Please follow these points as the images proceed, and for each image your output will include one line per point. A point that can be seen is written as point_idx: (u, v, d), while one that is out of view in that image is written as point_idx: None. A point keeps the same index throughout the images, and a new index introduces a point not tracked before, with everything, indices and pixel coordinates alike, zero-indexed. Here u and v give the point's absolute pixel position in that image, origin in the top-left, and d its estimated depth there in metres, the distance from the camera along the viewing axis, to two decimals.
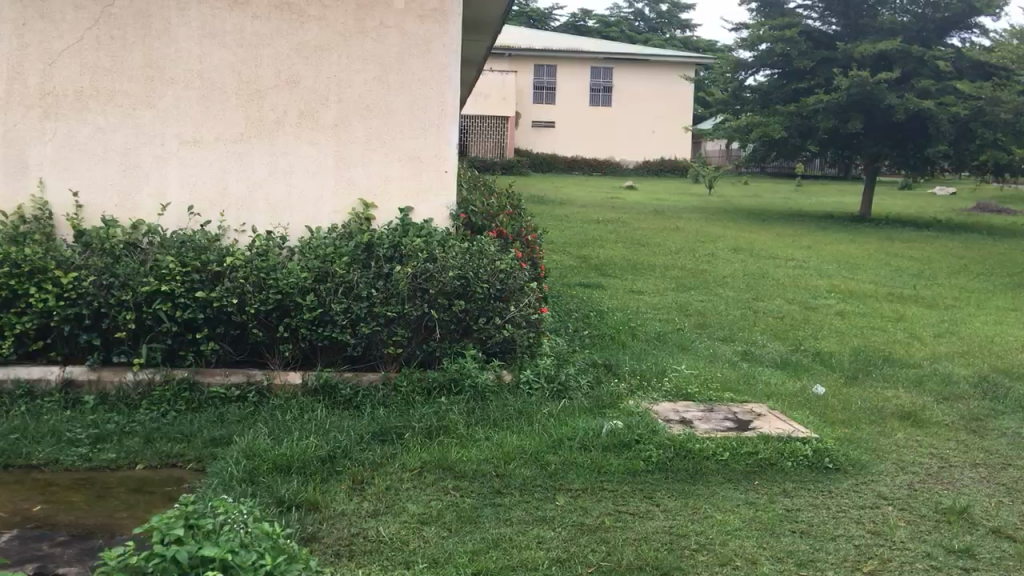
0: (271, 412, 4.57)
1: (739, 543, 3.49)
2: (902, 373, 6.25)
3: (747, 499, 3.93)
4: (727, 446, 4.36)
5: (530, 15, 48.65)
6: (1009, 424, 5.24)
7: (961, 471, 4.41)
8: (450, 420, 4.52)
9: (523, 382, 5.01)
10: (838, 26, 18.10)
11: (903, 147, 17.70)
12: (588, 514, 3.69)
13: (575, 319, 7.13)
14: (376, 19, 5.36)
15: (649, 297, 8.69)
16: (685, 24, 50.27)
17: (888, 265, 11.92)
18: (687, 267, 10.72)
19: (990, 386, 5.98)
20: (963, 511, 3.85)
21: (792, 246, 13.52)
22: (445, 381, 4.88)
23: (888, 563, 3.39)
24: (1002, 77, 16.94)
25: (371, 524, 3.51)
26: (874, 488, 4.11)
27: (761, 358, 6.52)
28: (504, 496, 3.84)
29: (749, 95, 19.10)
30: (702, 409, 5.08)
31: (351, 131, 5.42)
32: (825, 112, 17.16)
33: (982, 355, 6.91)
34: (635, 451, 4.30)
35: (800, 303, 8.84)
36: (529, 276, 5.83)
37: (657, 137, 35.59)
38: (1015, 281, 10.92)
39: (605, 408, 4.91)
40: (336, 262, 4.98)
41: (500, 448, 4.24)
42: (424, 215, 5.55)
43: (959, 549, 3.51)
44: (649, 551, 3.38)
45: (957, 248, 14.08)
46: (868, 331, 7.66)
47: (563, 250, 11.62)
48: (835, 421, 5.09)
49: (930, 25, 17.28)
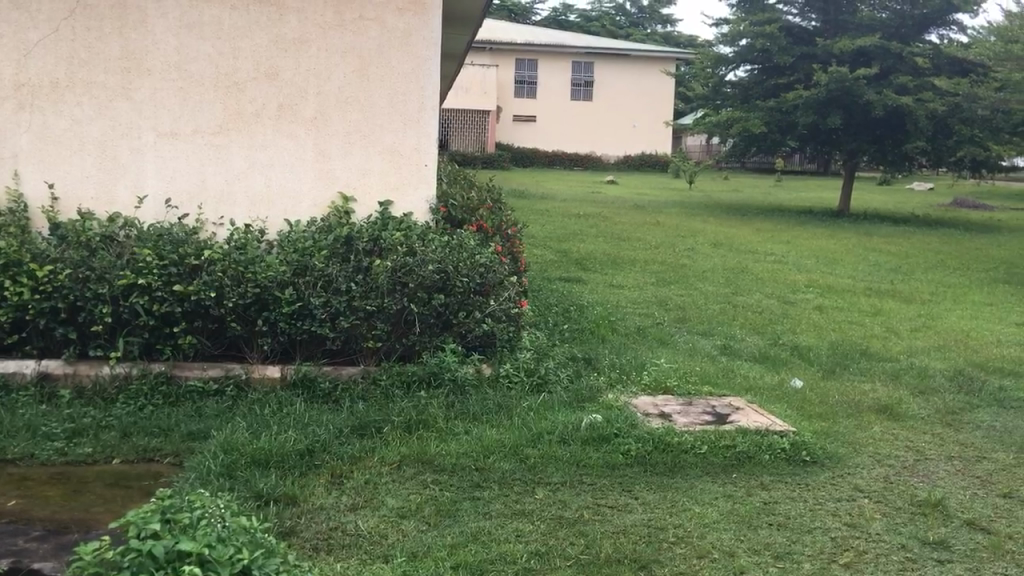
0: (249, 407, 4.55)
1: (718, 536, 3.51)
2: (879, 367, 6.31)
3: (726, 492, 3.96)
4: (705, 439, 4.39)
5: (510, 9, 48.53)
6: (985, 418, 5.30)
7: (936, 464, 4.46)
8: (430, 414, 4.52)
9: (503, 376, 5.02)
10: (818, 22, 18.17)
11: (882, 143, 17.82)
12: (567, 508, 3.70)
13: (555, 314, 7.12)
14: (356, 11, 5.34)
15: (629, 292, 8.70)
16: (666, 18, 50.25)
17: (867, 260, 11.98)
18: (667, 261, 10.74)
19: (966, 381, 6.04)
20: (938, 503, 3.89)
21: (771, 241, 13.55)
22: (424, 375, 4.87)
23: (866, 555, 3.42)
24: (979, 74, 17.08)
25: (350, 519, 3.51)
26: (851, 481, 4.15)
27: (739, 353, 6.56)
28: (484, 490, 3.84)
29: (729, 90, 19.10)
30: (681, 402, 5.11)
31: (331, 123, 5.39)
32: (805, 107, 17.23)
33: (958, 350, 6.98)
34: (614, 444, 4.31)
35: (779, 297, 8.89)
36: (509, 269, 5.83)
37: (638, 132, 35.65)
38: (993, 276, 11.02)
39: (584, 402, 4.92)
40: (315, 255, 4.96)
41: (479, 442, 4.24)
42: (404, 209, 5.53)
43: (933, 541, 3.55)
44: (628, 545, 3.39)
45: (934, 243, 14.25)
46: (846, 325, 7.72)
47: (543, 244, 11.60)
48: (813, 414, 5.13)
49: (909, 22, 17.41)
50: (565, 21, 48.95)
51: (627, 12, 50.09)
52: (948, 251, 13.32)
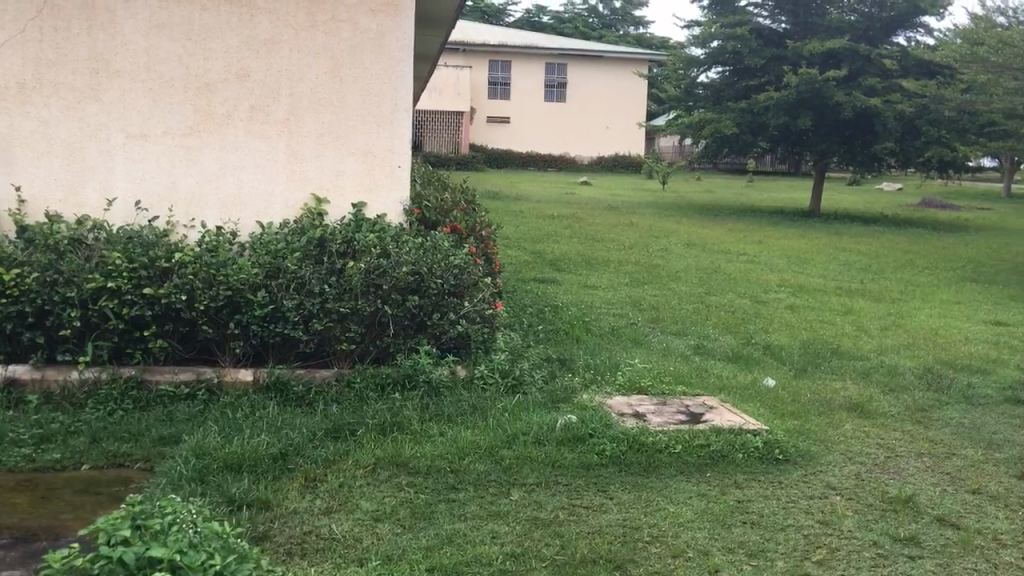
0: (221, 411, 4.51)
1: (692, 535, 3.52)
2: (850, 366, 6.36)
3: (699, 491, 3.98)
4: (680, 439, 4.40)
5: (483, 11, 48.57)
6: (954, 415, 5.37)
7: (907, 460, 4.51)
8: (404, 416, 4.50)
9: (478, 378, 5.01)
10: (788, 25, 18.32)
11: (851, 143, 18.01)
12: (542, 508, 3.71)
13: (529, 314, 7.12)
14: (328, 13, 5.31)
15: (604, 293, 8.71)
16: (638, 20, 50.48)
17: (837, 260, 12.09)
18: (641, 262, 10.77)
19: (936, 378, 6.10)
20: (909, 500, 3.93)
21: (744, 241, 13.63)
22: (398, 377, 4.85)
23: (837, 552, 3.45)
24: (946, 75, 17.30)
25: (324, 522, 3.49)
26: (823, 479, 4.19)
27: (712, 352, 6.59)
28: (459, 492, 3.83)
29: (701, 92, 19.21)
30: (655, 402, 5.13)
31: (303, 125, 5.36)
32: (775, 109, 17.37)
33: (927, 348, 7.06)
34: (588, 445, 4.32)
35: (751, 297, 8.94)
36: (483, 271, 5.82)
37: (612, 133, 35.74)
38: (961, 275, 11.16)
39: (559, 403, 4.92)
40: (288, 257, 4.92)
41: (454, 444, 4.23)
42: (377, 211, 5.51)
43: (904, 537, 3.59)
44: (604, 545, 3.39)
45: (903, 242, 14.41)
46: (817, 324, 7.79)
47: (517, 245, 11.59)
48: (785, 413, 5.16)
49: (877, 24, 17.62)
50: (538, 23, 49.05)
51: (599, 14, 50.24)
52: (917, 250, 13.48)
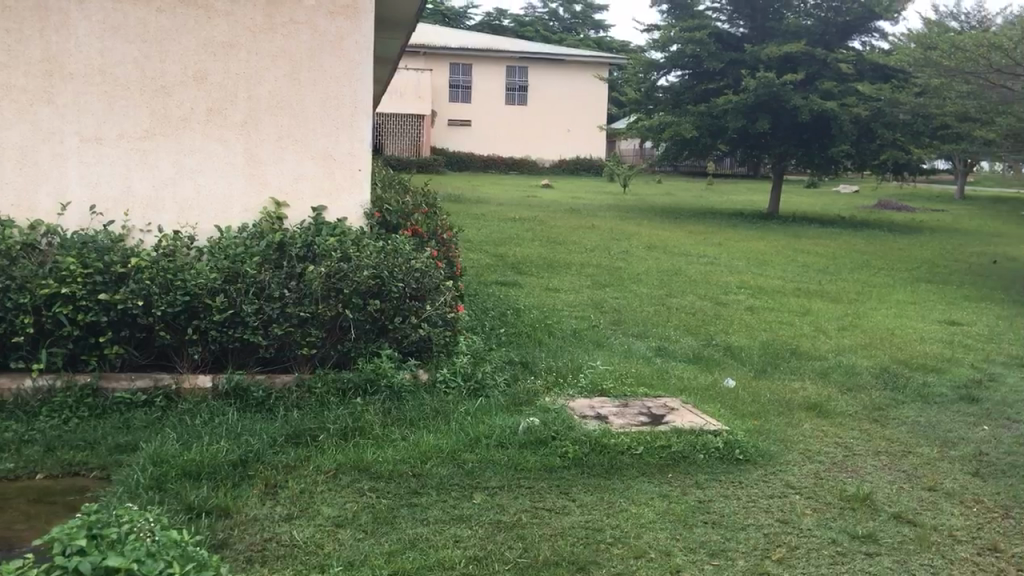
0: (179, 418, 4.45)
1: (653, 535, 3.55)
2: (809, 366, 6.44)
3: (660, 492, 4.00)
4: (641, 440, 4.43)
5: (444, 14, 48.57)
6: (909, 413, 5.46)
7: (865, 459, 4.58)
8: (366, 420, 4.48)
9: (440, 381, 5.00)
10: (746, 29, 18.56)
11: (809, 146, 18.26)
12: (505, 512, 3.71)
13: (491, 318, 7.12)
14: (287, 15, 5.27)
15: (565, 295, 8.74)
16: (598, 24, 50.76)
17: (795, 261, 12.26)
18: (603, 264, 10.83)
19: (892, 377, 6.21)
20: (866, 498, 3.99)
21: (704, 243, 13.76)
22: (359, 381, 4.83)
23: (797, 550, 3.50)
24: (900, 79, 17.59)
25: (285, 529, 3.46)
26: (782, 478, 4.23)
27: (673, 353, 6.65)
28: (422, 496, 3.81)
29: (661, 95, 19.36)
30: (617, 404, 5.15)
31: (261, 128, 5.31)
32: (734, 112, 17.55)
33: (883, 347, 7.17)
34: (551, 448, 4.33)
35: (712, 299, 9.02)
36: (445, 274, 5.81)
37: (572, 136, 35.92)
38: (916, 275, 11.35)
39: (521, 406, 4.93)
40: (247, 262, 4.87)
41: (416, 448, 4.22)
42: (337, 215, 5.49)
43: (862, 535, 3.64)
44: (567, 547, 3.40)
45: (860, 244, 14.63)
46: (776, 325, 7.88)
47: (479, 248, 11.59)
48: (745, 413, 5.21)
49: (833, 29, 17.93)
50: (499, 26, 49.14)
51: (559, 17, 50.45)
52: (873, 252, 13.69)
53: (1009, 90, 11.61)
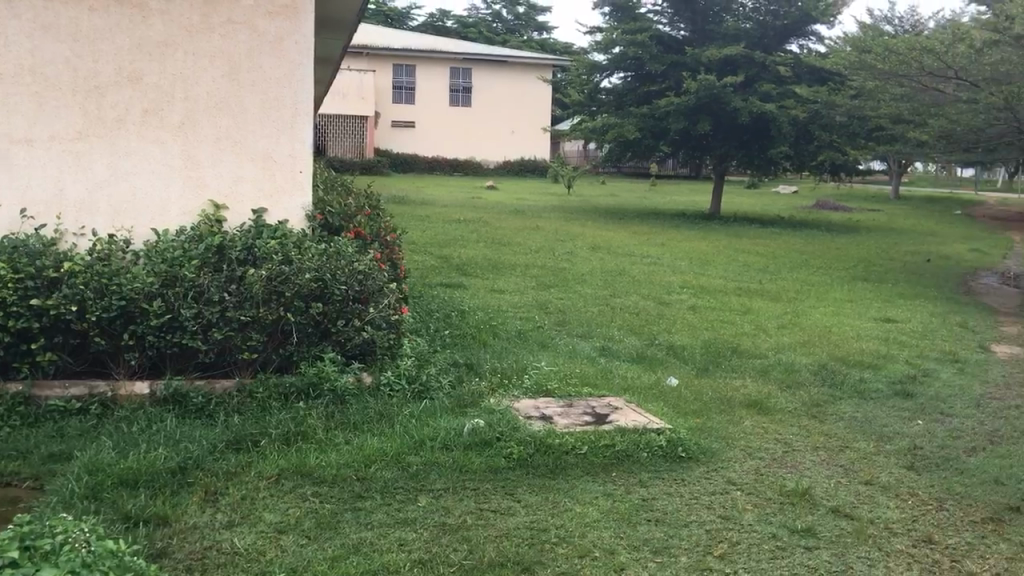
0: (116, 425, 4.36)
1: (598, 534, 3.57)
2: (749, 364, 6.55)
3: (605, 491, 4.03)
4: (585, 440, 4.46)
5: (386, 15, 48.36)
6: (846, 409, 5.58)
7: (804, 455, 4.67)
8: (309, 424, 4.43)
9: (383, 384, 4.98)
10: (687, 31, 18.80)
11: (749, 148, 18.56)
12: (449, 514, 3.70)
13: (435, 320, 7.10)
14: (225, 14, 5.19)
15: (510, 296, 8.76)
16: (542, 26, 50.97)
17: (736, 261, 12.45)
18: (547, 265, 10.87)
19: (830, 374, 6.35)
20: (805, 493, 4.07)
21: (647, 244, 13.90)
22: (302, 385, 4.78)
23: (738, 546, 3.55)
24: (837, 82, 17.96)
25: (226, 536, 3.41)
26: (723, 474, 4.30)
27: (617, 353, 6.70)
28: (366, 500, 3.79)
29: (604, 97, 19.49)
30: (562, 404, 5.18)
31: (199, 129, 5.23)
32: (676, 114, 17.77)
33: (821, 345, 7.32)
34: (495, 449, 4.33)
35: (655, 299, 9.11)
36: (388, 276, 5.78)
37: (517, 137, 36.04)
38: (853, 274, 11.60)
39: (466, 408, 4.92)
40: (185, 265, 4.79)
41: (360, 451, 4.19)
42: (278, 217, 5.43)
43: (801, 529, 3.71)
44: (512, 548, 3.41)
45: (799, 243, 14.91)
46: (718, 324, 8.00)
47: (423, 250, 11.56)
48: (688, 411, 5.28)
49: (771, 32, 18.24)
50: (442, 27, 49.07)
51: (503, 19, 50.55)
52: (811, 251, 13.96)
53: (941, 93, 11.93)
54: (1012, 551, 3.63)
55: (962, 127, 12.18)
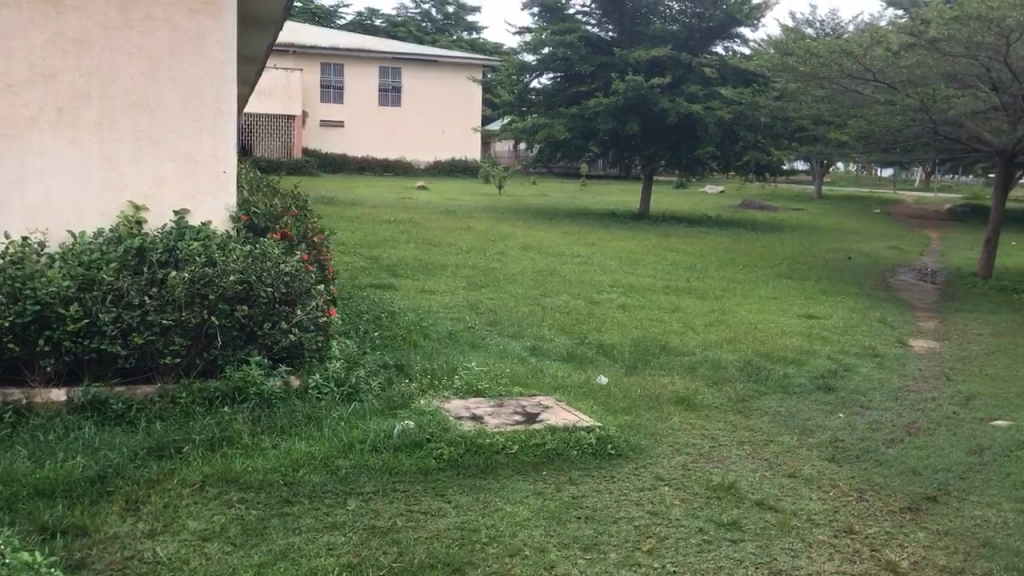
0: (31, 434, 4.22)
1: (528, 533, 3.58)
2: (677, 361, 6.65)
3: (535, 490, 4.05)
4: (516, 439, 4.46)
5: (314, 13, 47.80)
6: (771, 404, 5.71)
7: (730, 449, 4.76)
8: (234, 429, 4.35)
9: (312, 387, 4.92)
10: (615, 33, 18.97)
11: (676, 148, 18.85)
12: (379, 517, 3.67)
13: (364, 321, 7.03)
14: (143, 11, 5.07)
15: (441, 297, 8.74)
16: (471, 26, 50.95)
17: (664, 260, 12.61)
18: (478, 266, 10.87)
19: (755, 370, 6.48)
20: (731, 487, 4.15)
21: (578, 243, 14.00)
22: (227, 390, 4.70)
23: (666, 540, 3.60)
24: (761, 83, 18.33)
25: (148, 545, 3.33)
26: (652, 470, 4.35)
27: (548, 352, 6.73)
28: (293, 505, 3.74)
29: (534, 97, 19.57)
30: (492, 404, 5.18)
31: (118, 128, 5.09)
32: (605, 114, 17.93)
33: (747, 341, 7.47)
34: (426, 450, 4.31)
35: (585, 298, 9.18)
36: (316, 277, 5.71)
37: (447, 137, 36.05)
38: (777, 272, 11.86)
39: (396, 409, 4.89)
40: (104, 268, 4.67)
41: (287, 456, 4.13)
42: (201, 219, 5.33)
43: (727, 523, 3.78)
44: (442, 549, 3.40)
45: (726, 242, 15.17)
46: (647, 322, 8.10)
47: (353, 251, 11.45)
48: (617, 409, 5.33)
49: (697, 34, 18.52)
50: (371, 26, 48.71)
51: (432, 18, 50.39)
52: (738, 249, 14.24)
53: (861, 95, 12.26)
54: (929, 539, 3.75)
55: (880, 128, 12.56)
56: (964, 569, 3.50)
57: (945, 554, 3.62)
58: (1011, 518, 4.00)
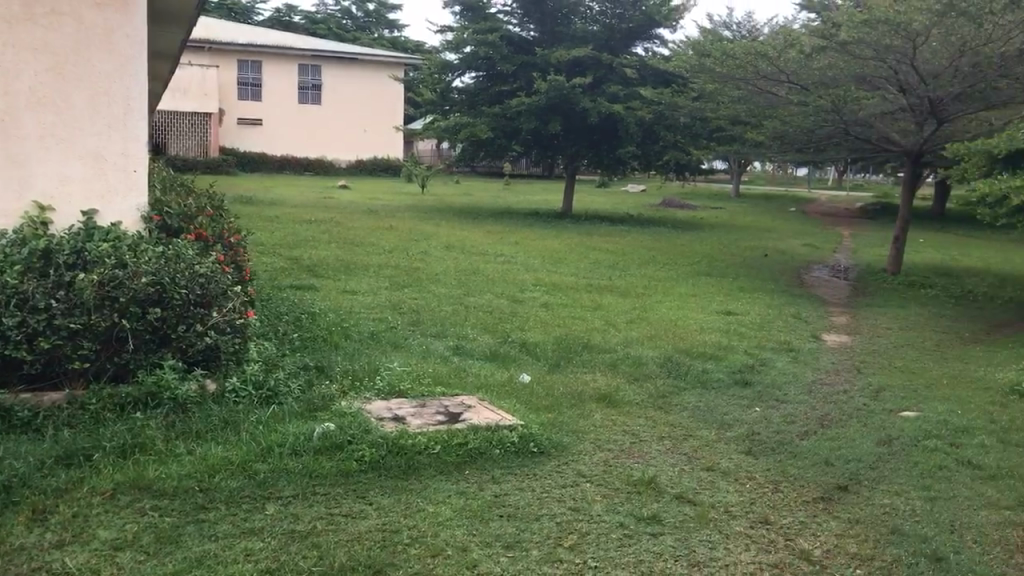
0: None
1: (450, 533, 3.58)
2: (599, 358, 6.71)
3: (458, 489, 4.04)
4: (438, 439, 4.45)
5: (231, 9, 46.88)
6: (690, 399, 5.80)
7: (650, 444, 4.83)
8: (148, 435, 4.24)
9: (229, 391, 4.82)
10: (536, 33, 19.05)
11: (598, 148, 19.04)
12: (299, 521, 3.62)
13: (284, 323, 6.91)
14: (47, 5, 4.90)
15: (363, 297, 8.66)
16: (393, 24, 50.62)
17: (587, 258, 12.72)
18: (401, 265, 10.81)
19: (675, 366, 6.58)
20: (651, 482, 4.21)
21: (501, 242, 14.04)
22: (139, 395, 4.57)
23: (587, 536, 3.63)
24: (679, 84, 18.62)
25: (56, 556, 3.22)
26: (573, 467, 4.39)
27: (471, 352, 6.73)
28: (209, 511, 3.66)
29: (456, 96, 19.53)
30: (414, 405, 5.15)
31: (21, 126, 4.89)
32: (527, 114, 18.01)
33: (667, 338, 7.58)
34: (347, 452, 4.26)
35: (508, 297, 9.21)
36: (232, 278, 5.60)
37: (367, 137, 35.69)
38: (696, 269, 12.09)
39: (316, 412, 4.83)
40: (7, 271, 4.50)
41: (203, 461, 4.04)
42: (110, 219, 5.18)
43: (647, 517, 3.83)
44: (363, 551, 3.37)
45: (647, 241, 15.39)
46: (570, 320, 8.16)
47: (272, 251, 11.27)
48: (540, 407, 5.36)
49: (617, 35, 18.73)
50: (289, 23, 47.99)
51: (352, 15, 49.90)
52: (658, 247, 14.46)
53: (775, 96, 12.55)
54: (840, 528, 3.87)
55: (794, 128, 12.89)
56: (874, 556, 3.61)
57: (856, 542, 3.73)
58: (918, 505, 4.16)
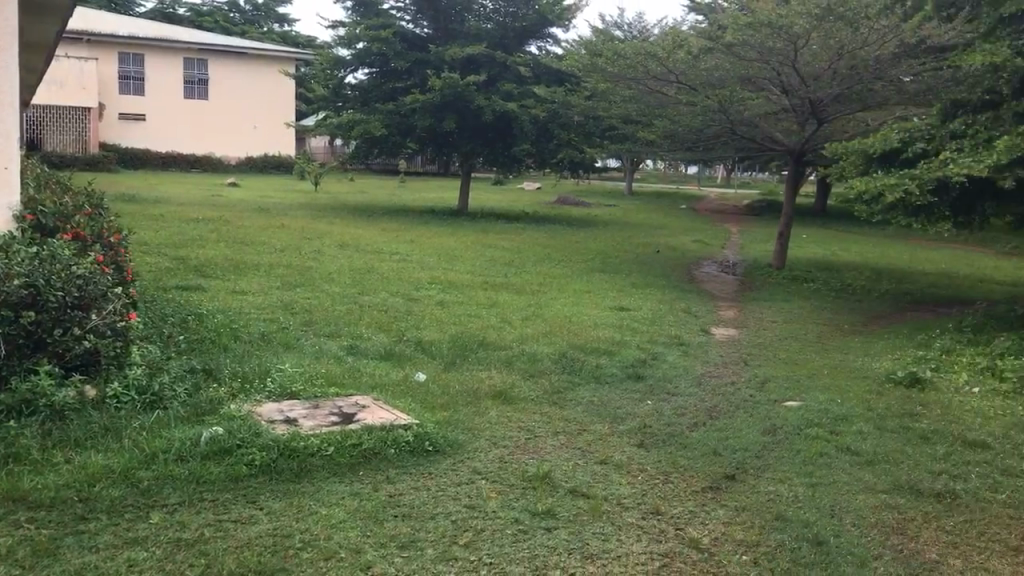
0: None
1: (344, 535, 3.53)
2: (494, 356, 6.73)
3: (351, 491, 3.99)
4: (331, 440, 4.38)
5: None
6: (584, 394, 5.88)
7: (546, 440, 4.88)
8: (22, 445, 4.03)
9: (110, 397, 4.63)
10: (430, 29, 18.99)
11: (492, 145, 19.10)
12: (186, 528, 3.51)
13: (169, 324, 6.69)
14: None
15: (253, 297, 8.47)
16: (283, 18, 49.64)
17: (483, 256, 12.76)
18: (293, 265, 10.61)
19: (570, 362, 6.66)
20: (546, 476, 4.25)
21: (396, 240, 13.94)
22: (12, 403, 4.34)
23: (482, 533, 3.64)
24: (572, 83, 18.83)
25: None
26: (469, 465, 4.40)
27: (365, 351, 6.65)
28: (89, 522, 3.51)
29: (349, 93, 19.27)
30: (307, 406, 5.06)
31: None
32: (421, 111, 17.93)
33: (562, 334, 7.67)
34: (236, 456, 4.16)
35: (403, 295, 9.15)
36: (112, 279, 5.38)
37: (258, 133, 35.02)
38: (590, 266, 12.26)
39: (203, 416, 4.69)
40: None
41: (82, 471, 3.87)
42: None
43: (542, 512, 3.86)
44: (253, 557, 3.29)
45: (542, 238, 15.52)
46: (465, 318, 8.16)
47: (158, 251, 10.90)
48: (435, 405, 5.35)
49: (510, 33, 18.83)
50: (174, 15, 46.51)
51: (241, 9, 48.71)
52: (553, 245, 14.61)
53: (664, 96, 12.84)
54: (728, 516, 3.99)
55: (682, 127, 13.21)
56: (759, 542, 3.74)
57: (743, 529, 3.85)
58: (800, 491, 4.32)
